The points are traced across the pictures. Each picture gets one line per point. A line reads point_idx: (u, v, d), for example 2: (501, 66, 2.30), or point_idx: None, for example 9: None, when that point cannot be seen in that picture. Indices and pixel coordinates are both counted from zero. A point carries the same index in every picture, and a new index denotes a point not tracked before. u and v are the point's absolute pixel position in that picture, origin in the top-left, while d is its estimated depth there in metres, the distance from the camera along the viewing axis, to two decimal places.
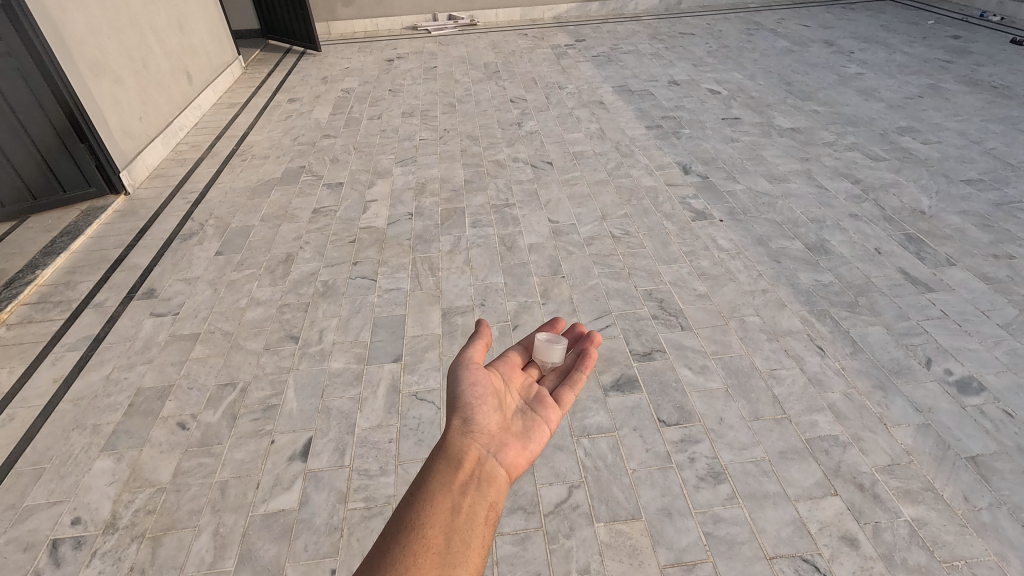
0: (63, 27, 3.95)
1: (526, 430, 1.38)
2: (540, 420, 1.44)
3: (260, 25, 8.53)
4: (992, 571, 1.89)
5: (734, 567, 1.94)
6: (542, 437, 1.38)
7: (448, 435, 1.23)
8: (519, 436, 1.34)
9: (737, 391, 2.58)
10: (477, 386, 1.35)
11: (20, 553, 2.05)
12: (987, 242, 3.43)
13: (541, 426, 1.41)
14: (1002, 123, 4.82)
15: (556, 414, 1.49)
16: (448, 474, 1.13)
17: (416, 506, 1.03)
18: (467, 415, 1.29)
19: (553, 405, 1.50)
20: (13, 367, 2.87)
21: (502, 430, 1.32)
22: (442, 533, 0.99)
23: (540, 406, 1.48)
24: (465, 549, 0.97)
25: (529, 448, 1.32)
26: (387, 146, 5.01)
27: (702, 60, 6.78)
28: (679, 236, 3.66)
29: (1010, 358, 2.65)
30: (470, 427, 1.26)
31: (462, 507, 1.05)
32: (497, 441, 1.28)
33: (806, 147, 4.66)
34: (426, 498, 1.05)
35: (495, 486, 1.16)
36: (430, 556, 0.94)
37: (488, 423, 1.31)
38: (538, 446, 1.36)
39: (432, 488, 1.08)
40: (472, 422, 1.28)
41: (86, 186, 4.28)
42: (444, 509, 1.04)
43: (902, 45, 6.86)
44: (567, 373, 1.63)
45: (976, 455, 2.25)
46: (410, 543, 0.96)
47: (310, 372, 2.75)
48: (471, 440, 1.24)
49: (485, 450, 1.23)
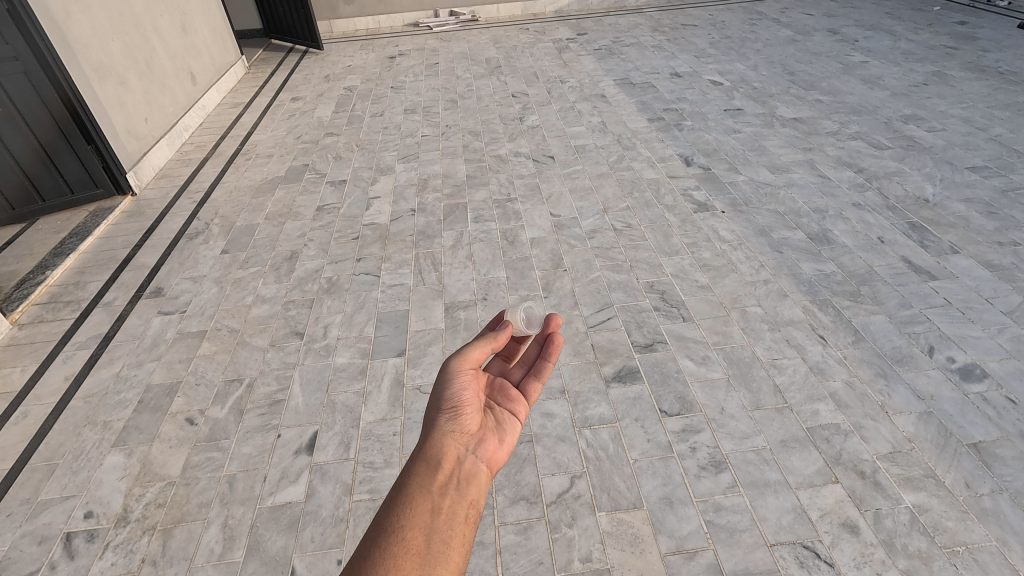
0: (67, 30, 3.99)
1: (500, 422, 1.37)
2: (511, 413, 1.43)
3: (263, 25, 8.57)
4: (992, 557, 1.90)
5: (736, 555, 1.96)
6: (515, 430, 1.38)
7: (425, 436, 1.20)
8: (495, 427, 1.34)
9: (739, 381, 2.59)
10: (455, 387, 1.31)
11: (35, 546, 2.10)
12: (991, 229, 3.41)
13: (513, 420, 1.40)
14: (1008, 109, 4.77)
15: (524, 406, 1.48)
16: (427, 475, 1.12)
17: (396, 510, 1.03)
18: (444, 416, 1.26)
19: (519, 398, 1.47)
20: (25, 366, 2.93)
21: (479, 425, 1.31)
22: (421, 535, 1.00)
23: (508, 398, 1.46)
24: (445, 550, 0.99)
25: (507, 440, 1.32)
26: (390, 143, 5.03)
27: (704, 51, 6.74)
28: (681, 228, 3.66)
29: (1014, 345, 2.65)
30: (448, 427, 1.24)
31: (443, 508, 1.06)
32: (475, 437, 1.27)
33: (809, 137, 4.64)
34: (405, 500, 1.05)
35: (476, 484, 1.16)
36: (410, 559, 0.96)
37: (466, 420, 1.29)
38: (514, 437, 1.35)
39: (412, 490, 1.07)
40: (449, 421, 1.26)
41: (94, 187, 4.34)
42: (423, 511, 1.04)
43: (906, 32, 6.79)
44: (533, 363, 1.59)
45: (978, 441, 2.25)
46: (390, 547, 0.97)
47: (315, 368, 2.79)
48: (450, 438, 1.23)
49: (465, 448, 1.22)
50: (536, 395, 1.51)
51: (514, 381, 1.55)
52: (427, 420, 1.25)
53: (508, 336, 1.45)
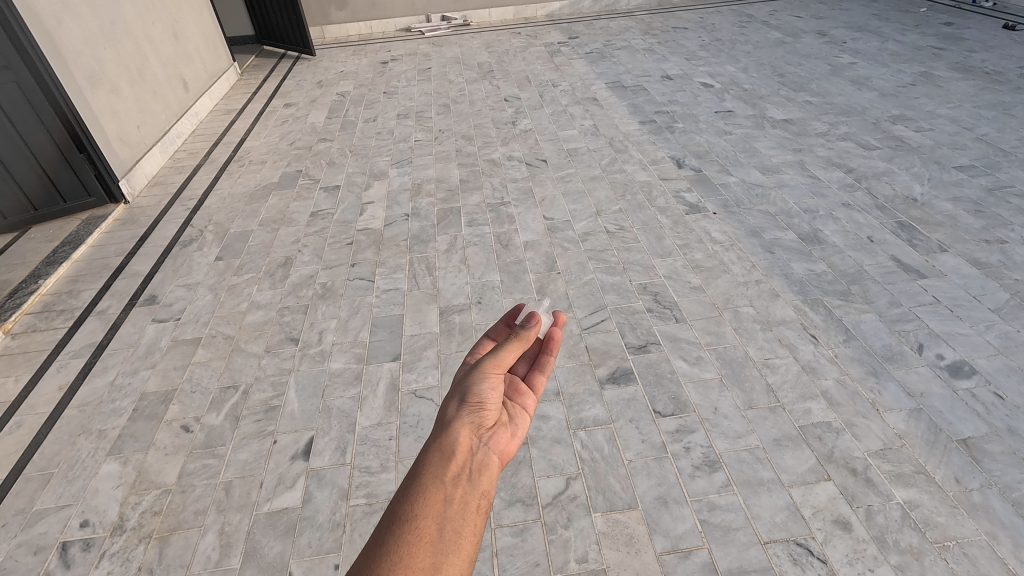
0: (58, 39, 3.99)
1: (512, 416, 1.37)
2: (522, 408, 1.43)
3: (255, 31, 8.57)
4: (983, 551, 1.92)
5: (730, 553, 1.98)
6: (526, 424, 1.38)
7: (440, 427, 1.20)
8: (508, 421, 1.34)
9: (732, 380, 2.62)
10: (474, 379, 1.31)
11: (31, 556, 2.10)
12: (978, 227, 3.46)
13: (523, 412, 1.41)
14: (994, 109, 4.84)
15: (533, 399, 1.49)
16: (440, 465, 1.11)
17: (409, 500, 1.02)
18: (464, 408, 1.26)
19: (529, 392, 1.48)
20: (19, 375, 2.92)
21: (494, 420, 1.30)
22: (435, 523, 0.99)
23: (516, 392, 1.47)
24: (457, 539, 0.99)
25: (518, 433, 1.31)
26: (383, 148, 5.05)
27: (695, 54, 6.80)
28: (673, 230, 3.69)
29: (1002, 342, 2.68)
30: (463, 419, 1.23)
31: (454, 498, 1.06)
32: (489, 430, 1.26)
33: (799, 138, 4.68)
34: (419, 490, 1.05)
35: (488, 474, 1.15)
36: (423, 546, 0.96)
37: (484, 414, 1.28)
38: (524, 432, 1.35)
39: (425, 480, 1.07)
40: (468, 415, 1.25)
41: (86, 196, 4.33)
42: (436, 501, 1.03)
43: (894, 33, 6.87)
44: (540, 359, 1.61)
45: (968, 438, 2.28)
46: (404, 534, 0.96)
47: (311, 373, 2.80)
48: (465, 429, 1.22)
49: (478, 439, 1.21)
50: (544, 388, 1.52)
51: (523, 373, 1.56)
52: (446, 412, 1.25)
53: (535, 336, 1.47)
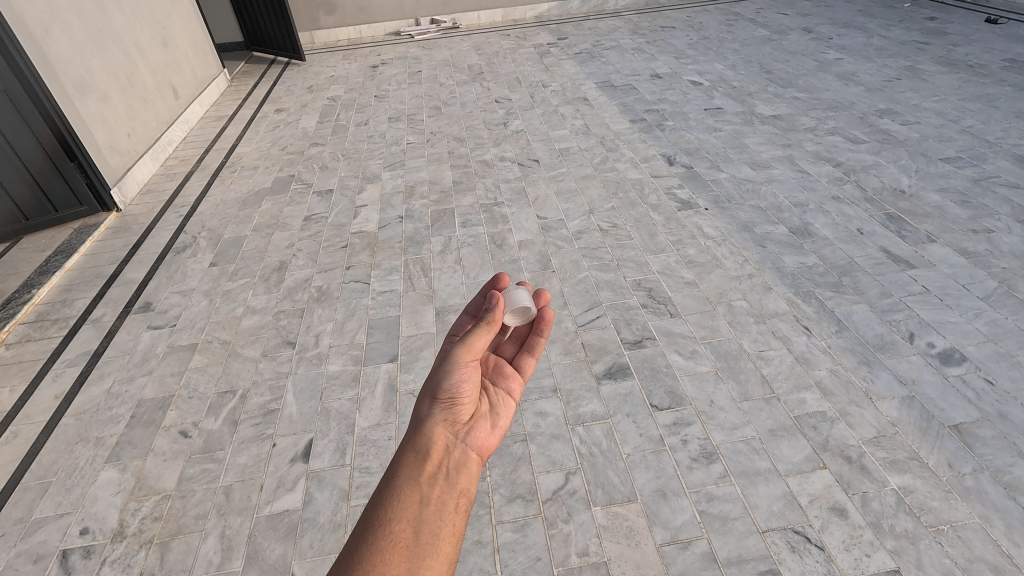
0: (46, 48, 3.98)
1: (493, 406, 1.40)
2: (504, 394, 1.48)
3: (244, 37, 8.56)
4: (976, 533, 1.96)
5: (728, 542, 2.01)
6: (507, 412, 1.42)
7: (415, 427, 1.21)
8: (488, 414, 1.36)
9: (727, 373, 2.65)
10: (452, 378, 1.29)
11: (31, 565, 2.09)
12: (966, 217, 3.51)
13: (505, 401, 1.46)
14: (978, 101, 4.91)
15: (517, 383, 1.54)
16: (416, 466, 1.13)
17: (383, 504, 1.04)
18: (439, 405, 1.26)
19: (513, 376, 1.55)
20: (14, 385, 2.90)
21: (471, 413, 1.32)
22: (410, 527, 1.02)
23: (500, 378, 1.53)
24: (435, 540, 1.01)
25: (497, 427, 1.34)
26: (376, 151, 5.06)
27: (683, 52, 6.85)
28: (665, 226, 3.72)
29: (991, 329, 2.73)
30: (438, 417, 1.24)
31: (431, 499, 1.08)
32: (465, 426, 1.28)
33: (787, 133, 4.73)
34: (393, 493, 1.07)
35: (465, 472, 1.18)
36: (399, 551, 0.98)
37: (459, 409, 1.29)
38: (505, 421, 1.39)
39: (401, 483, 1.09)
40: (442, 412, 1.25)
41: (78, 205, 4.31)
42: (411, 503, 1.06)
43: (879, 28, 6.96)
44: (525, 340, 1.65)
45: (959, 423, 2.32)
46: (379, 540, 0.98)
47: (309, 375, 2.80)
48: (439, 426, 1.23)
49: (454, 437, 1.23)
50: (529, 371, 1.59)
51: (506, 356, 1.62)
52: (418, 410, 1.25)
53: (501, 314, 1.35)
